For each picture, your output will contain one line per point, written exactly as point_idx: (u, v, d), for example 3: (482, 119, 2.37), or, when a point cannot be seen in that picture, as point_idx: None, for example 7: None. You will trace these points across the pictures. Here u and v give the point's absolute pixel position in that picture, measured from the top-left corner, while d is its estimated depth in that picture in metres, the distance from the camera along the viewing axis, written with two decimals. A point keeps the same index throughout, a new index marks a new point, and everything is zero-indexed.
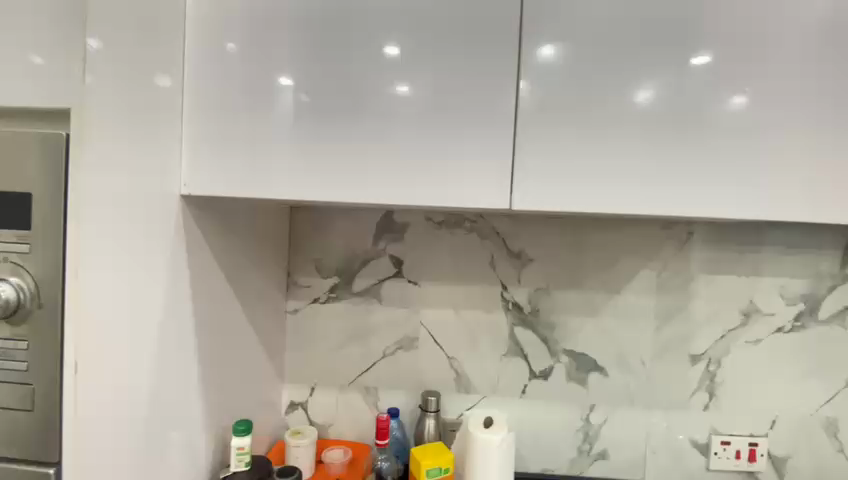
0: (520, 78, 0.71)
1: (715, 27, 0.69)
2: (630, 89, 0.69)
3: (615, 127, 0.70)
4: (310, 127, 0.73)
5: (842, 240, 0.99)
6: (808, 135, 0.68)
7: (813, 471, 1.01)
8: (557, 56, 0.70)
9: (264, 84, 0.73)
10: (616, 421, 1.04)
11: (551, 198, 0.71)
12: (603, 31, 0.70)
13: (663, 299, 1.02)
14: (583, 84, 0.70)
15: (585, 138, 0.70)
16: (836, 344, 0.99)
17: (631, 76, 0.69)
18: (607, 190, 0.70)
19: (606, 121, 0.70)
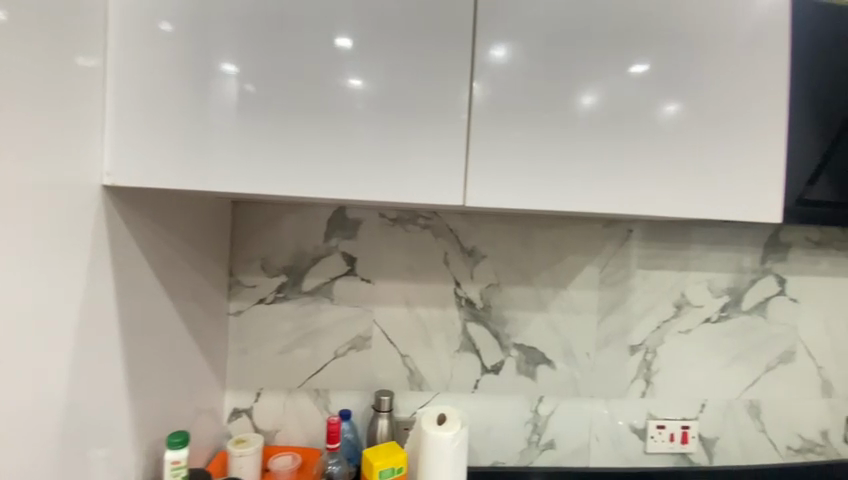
0: (473, 79, 0.69)
1: (658, 37, 0.71)
2: (575, 94, 0.70)
3: (564, 128, 0.70)
4: (254, 117, 0.67)
5: (760, 239, 1.09)
6: (738, 141, 0.73)
7: (735, 448, 1.10)
8: (509, 57, 0.70)
9: (204, 68, 0.66)
10: (563, 411, 1.07)
11: (506, 194, 0.70)
12: (556, 36, 0.70)
13: (605, 293, 1.06)
14: (534, 88, 0.70)
15: (536, 138, 0.70)
16: (755, 332, 1.09)
17: (578, 82, 0.70)
18: (559, 188, 0.71)
19: (556, 126, 0.70)
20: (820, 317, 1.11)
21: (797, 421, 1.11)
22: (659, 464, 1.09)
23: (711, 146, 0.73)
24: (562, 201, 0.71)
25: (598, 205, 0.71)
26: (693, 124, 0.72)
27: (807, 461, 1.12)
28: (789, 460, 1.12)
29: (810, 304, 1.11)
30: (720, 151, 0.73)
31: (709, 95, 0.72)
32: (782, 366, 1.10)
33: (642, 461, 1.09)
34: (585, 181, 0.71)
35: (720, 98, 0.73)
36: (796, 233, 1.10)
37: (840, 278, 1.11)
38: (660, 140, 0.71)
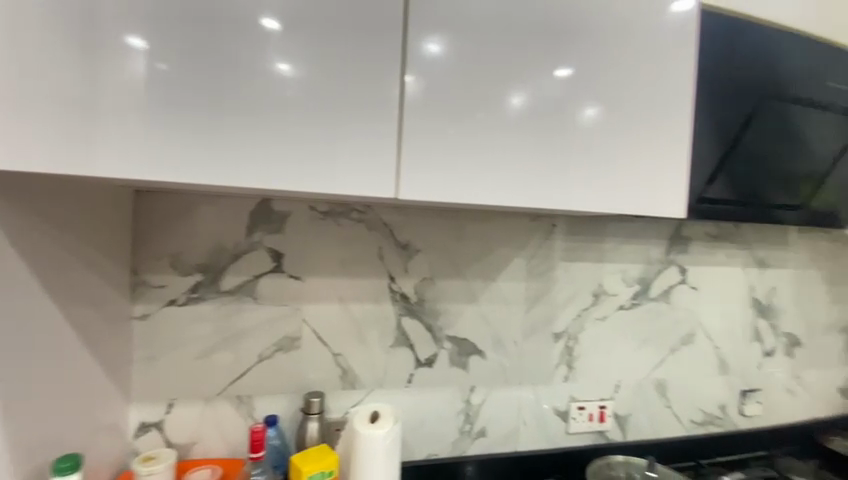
0: (405, 73, 0.66)
1: (582, 41, 0.74)
2: (504, 95, 0.70)
3: (495, 127, 0.70)
4: (164, 95, 0.58)
5: (665, 234, 1.20)
6: (656, 140, 0.78)
7: (645, 423, 1.20)
8: (443, 52, 0.68)
9: (103, 38, 0.56)
10: (493, 399, 1.09)
11: (443, 184, 0.68)
12: (489, 34, 0.70)
13: (533, 285, 1.10)
14: (466, 86, 0.69)
15: (467, 136, 0.69)
16: (660, 317, 1.21)
17: (506, 83, 0.70)
18: (493, 181, 0.70)
19: (487, 126, 0.70)
20: (713, 302, 1.26)
21: (695, 395, 1.25)
22: (580, 443, 1.15)
23: (629, 148, 0.76)
24: (495, 196, 0.70)
25: (530, 198, 0.72)
26: (613, 126, 0.75)
27: (703, 431, 1.26)
28: (689, 431, 1.25)
29: (705, 291, 1.25)
30: (640, 153, 0.77)
31: (628, 101, 0.76)
32: (684, 347, 1.23)
33: (564, 441, 1.14)
34: (515, 175, 0.71)
35: (639, 104, 0.77)
36: (696, 227, 1.23)
37: (729, 267, 1.27)
38: (585, 141, 0.74)
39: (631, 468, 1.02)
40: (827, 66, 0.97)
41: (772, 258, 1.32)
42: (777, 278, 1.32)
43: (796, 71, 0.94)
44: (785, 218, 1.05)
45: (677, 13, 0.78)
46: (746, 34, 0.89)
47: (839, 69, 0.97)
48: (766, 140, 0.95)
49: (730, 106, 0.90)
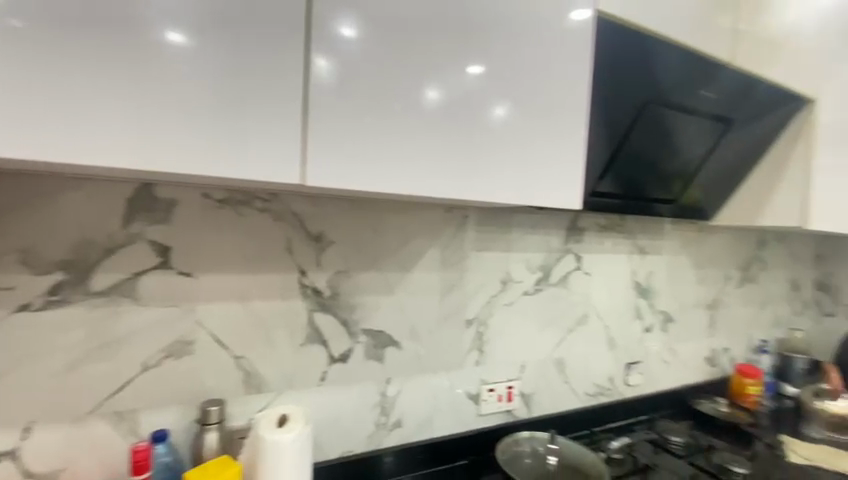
0: (314, 53, 0.61)
1: (494, 38, 0.75)
2: (419, 87, 0.69)
3: (410, 120, 0.68)
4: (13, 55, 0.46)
5: (564, 225, 1.31)
6: (561, 135, 0.82)
7: (547, 398, 1.30)
8: (356, 36, 0.64)
9: None
10: (408, 389, 1.09)
11: (357, 171, 0.65)
12: (405, 21, 0.67)
13: (446, 274, 1.12)
14: (382, 73, 0.66)
15: (381, 127, 0.66)
16: (560, 301, 1.31)
17: (421, 75, 0.69)
18: (407, 171, 0.69)
19: (402, 116, 0.68)
20: (602, 286, 1.40)
21: (588, 370, 1.39)
22: (490, 423, 1.21)
23: (537, 143, 0.80)
24: (404, 184, 0.69)
25: (446, 193, 0.72)
26: (521, 125, 0.78)
27: (595, 401, 1.40)
28: (584, 403, 1.38)
29: (596, 276, 1.39)
30: (544, 149, 0.81)
31: (535, 102, 0.79)
32: (579, 327, 1.36)
33: (476, 423, 1.19)
34: (428, 166, 0.70)
35: (545, 104, 0.80)
36: (590, 219, 1.36)
37: (615, 254, 1.43)
38: (496, 138, 0.76)
39: (535, 443, 1.09)
40: (709, 77, 1.03)
41: (650, 246, 1.51)
42: (654, 263, 1.52)
43: (681, 81, 1.01)
44: (659, 209, 1.26)
45: (576, 22, 0.82)
46: (643, 45, 0.91)
47: (719, 81, 1.04)
48: (649, 141, 1.08)
49: (621, 112, 0.98)
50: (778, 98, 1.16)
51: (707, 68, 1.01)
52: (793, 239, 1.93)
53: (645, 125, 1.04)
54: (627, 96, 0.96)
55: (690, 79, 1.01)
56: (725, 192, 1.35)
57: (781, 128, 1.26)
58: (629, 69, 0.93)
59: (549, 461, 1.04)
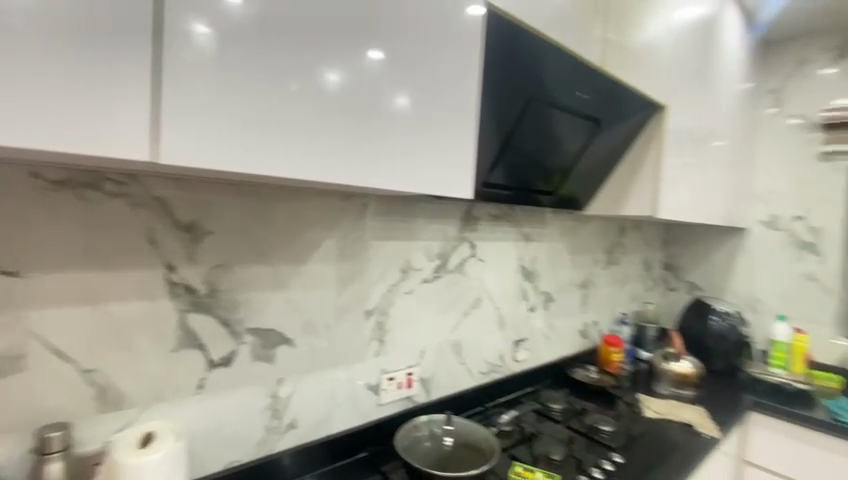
0: (194, 19, 0.51)
1: (395, 22, 0.72)
2: (318, 69, 0.62)
3: (306, 105, 0.62)
4: None
5: (460, 214, 1.35)
6: (455, 127, 0.83)
7: (445, 380, 1.35)
8: (246, 7, 0.55)
9: None
10: (303, 386, 1.03)
11: (238, 151, 0.55)
12: None
13: (343, 265, 1.07)
14: (277, 49, 0.58)
15: (276, 110, 0.58)
16: (457, 287, 1.36)
17: (321, 57, 0.62)
18: (300, 153, 0.61)
19: (298, 98, 0.61)
20: (494, 271, 1.49)
21: (482, 350, 1.47)
22: (390, 411, 1.21)
23: (432, 136, 0.79)
24: (287, 161, 0.60)
25: (334, 175, 0.66)
26: (420, 114, 0.77)
27: (488, 379, 1.50)
28: (478, 381, 1.46)
29: (489, 262, 1.47)
30: (439, 139, 0.80)
31: (433, 94, 0.79)
32: (474, 310, 1.43)
33: (376, 413, 1.17)
34: (327, 155, 0.64)
35: (441, 93, 0.80)
36: (483, 208, 1.43)
37: (505, 241, 1.52)
38: (397, 128, 0.73)
39: (432, 425, 1.11)
40: (586, 81, 1.13)
41: (534, 234, 1.65)
42: (538, 248, 1.66)
43: (562, 83, 1.09)
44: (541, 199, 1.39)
45: (472, 19, 0.83)
46: (531, 46, 0.96)
47: (593, 85, 1.16)
48: (532, 136, 1.17)
49: (508, 108, 1.04)
50: (640, 105, 1.32)
51: (585, 72, 1.11)
52: (646, 226, 2.28)
53: (529, 121, 1.12)
54: (514, 93, 1.02)
55: (570, 81, 1.10)
56: (594, 186, 1.53)
57: (639, 131, 1.45)
58: (518, 67, 0.98)
59: (446, 442, 1.07)
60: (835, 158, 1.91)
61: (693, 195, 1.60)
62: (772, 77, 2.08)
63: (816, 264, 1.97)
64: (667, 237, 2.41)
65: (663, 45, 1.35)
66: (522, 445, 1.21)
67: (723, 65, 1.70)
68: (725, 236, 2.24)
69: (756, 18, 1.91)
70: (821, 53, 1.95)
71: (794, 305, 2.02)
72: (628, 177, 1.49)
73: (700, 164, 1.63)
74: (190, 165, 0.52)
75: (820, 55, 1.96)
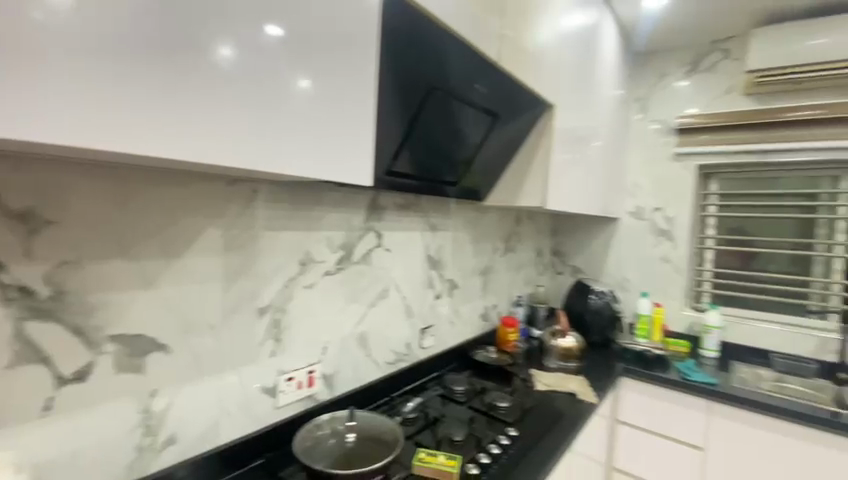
0: None
1: None
2: (207, 38, 0.54)
3: (194, 81, 0.54)
4: None
5: (364, 204, 1.31)
6: (354, 111, 0.79)
7: (350, 375, 1.32)
8: None
9: None
10: (184, 396, 0.92)
11: (94, 117, 0.45)
12: None
13: (230, 259, 0.97)
14: (156, 11, 0.49)
15: (156, 82, 0.50)
16: (362, 278, 1.33)
17: (211, 24, 0.54)
18: (171, 127, 0.52)
19: (185, 69, 0.52)
20: (400, 261, 1.49)
21: (389, 340, 1.46)
22: (288, 413, 1.14)
23: (334, 121, 0.75)
24: (168, 142, 0.52)
25: (214, 157, 0.57)
26: (323, 98, 0.73)
27: (395, 368, 1.50)
28: (384, 372, 1.46)
29: (395, 252, 1.46)
30: (341, 125, 0.76)
31: (337, 78, 0.75)
32: (380, 301, 1.41)
33: (273, 416, 1.10)
34: (219, 138, 0.58)
35: (339, 74, 0.75)
36: (388, 198, 1.41)
37: (411, 230, 1.53)
38: (299, 113, 0.68)
39: (335, 423, 1.09)
40: (483, 76, 1.18)
41: (440, 223, 1.68)
42: (443, 237, 1.70)
43: (461, 76, 1.12)
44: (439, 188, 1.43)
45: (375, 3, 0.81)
46: (431, 37, 0.96)
47: (489, 80, 1.21)
48: (432, 127, 1.21)
49: (408, 98, 1.05)
50: (533, 102, 1.41)
51: (482, 67, 1.15)
52: (539, 215, 2.48)
53: (429, 111, 1.15)
54: (414, 83, 1.03)
55: (468, 74, 1.14)
56: (490, 176, 1.62)
57: (532, 125, 1.53)
58: (418, 57, 0.98)
59: (347, 439, 1.05)
60: (684, 158, 2.26)
61: (576, 188, 1.77)
62: (639, 87, 2.40)
63: (671, 249, 2.31)
64: (557, 225, 2.67)
65: (552, 48, 1.45)
66: (425, 432, 1.24)
67: (602, 72, 1.90)
68: (603, 224, 2.53)
69: (630, 32, 2.15)
70: (677, 68, 2.28)
71: (654, 283, 2.36)
72: (521, 170, 1.59)
73: (582, 160, 1.80)
74: (19, 135, 0.40)
75: (676, 69, 2.29)
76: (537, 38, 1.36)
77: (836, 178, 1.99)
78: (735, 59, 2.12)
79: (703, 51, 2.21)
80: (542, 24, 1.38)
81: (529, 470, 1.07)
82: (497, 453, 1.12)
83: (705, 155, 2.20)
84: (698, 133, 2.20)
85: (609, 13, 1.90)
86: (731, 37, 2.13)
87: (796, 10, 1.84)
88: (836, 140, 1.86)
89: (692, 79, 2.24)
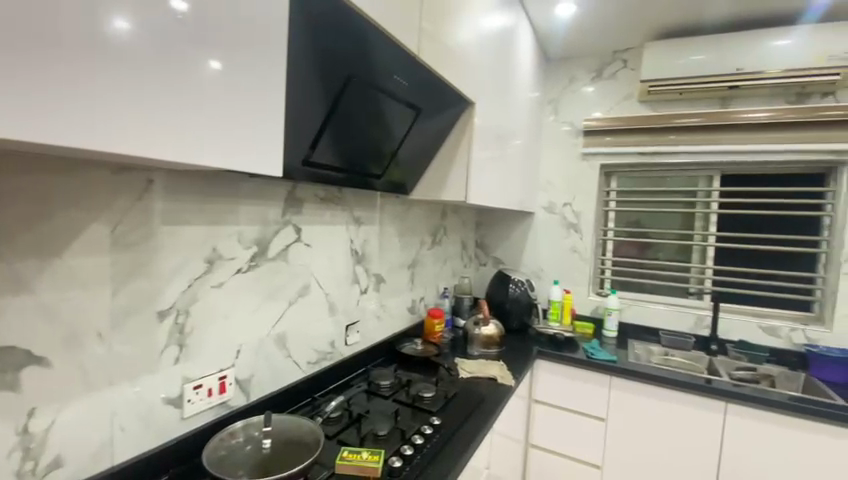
0: None
1: None
2: (96, 6, 0.48)
3: (84, 53, 0.47)
4: None
5: (281, 196, 1.25)
6: (266, 97, 0.74)
7: (267, 377, 1.25)
8: None
9: None
10: (70, 413, 0.80)
11: None
12: None
13: (121, 258, 0.86)
14: None
15: (34, 49, 0.43)
16: (279, 275, 1.26)
17: None
18: (52, 101, 0.45)
19: (69, 37, 0.46)
20: (322, 256, 1.44)
21: (310, 339, 1.41)
22: (197, 424, 1.05)
23: (248, 107, 0.71)
24: (53, 121, 0.46)
25: (107, 137, 0.51)
26: (236, 81, 0.68)
27: (317, 367, 1.46)
28: (306, 372, 1.41)
29: (316, 247, 1.41)
30: (253, 112, 0.72)
31: (251, 62, 0.70)
32: (300, 299, 1.35)
33: (180, 428, 1.01)
34: (115, 122, 0.51)
35: (251, 58, 0.70)
36: (307, 191, 1.35)
37: (333, 224, 1.48)
38: (208, 97, 0.63)
39: (250, 429, 1.04)
40: (404, 68, 1.17)
41: (365, 217, 1.65)
42: (368, 231, 1.68)
43: (380, 66, 1.11)
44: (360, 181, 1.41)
45: None
46: (349, 24, 0.93)
47: (410, 75, 1.21)
48: (352, 117, 1.18)
49: (324, 85, 1.01)
50: (454, 99, 1.44)
51: (403, 60, 1.14)
52: (463, 209, 2.55)
53: (348, 101, 1.12)
54: (330, 71, 0.99)
55: (388, 66, 1.12)
56: (414, 171, 1.63)
57: (454, 120, 1.56)
58: (334, 44, 0.94)
59: (264, 444, 0.99)
60: (591, 157, 2.47)
61: (496, 183, 1.85)
62: (552, 90, 2.57)
63: (580, 240, 2.52)
64: (480, 219, 2.79)
65: (474, 48, 1.49)
66: (349, 430, 1.22)
67: (519, 74, 2.00)
68: (521, 218, 2.68)
69: (544, 38, 2.29)
70: (584, 74, 2.48)
71: (566, 272, 2.56)
72: (444, 165, 1.62)
73: (502, 156, 1.89)
74: None
75: (583, 75, 2.48)
76: (459, 37, 1.39)
77: (709, 178, 2.31)
78: (632, 69, 2.36)
79: (606, 60, 2.43)
80: (464, 22, 1.41)
81: (451, 456, 1.11)
82: (420, 442, 1.13)
83: (608, 154, 2.42)
84: (602, 135, 2.41)
85: (525, 17, 1.99)
86: (629, 49, 2.36)
87: (680, 28, 2.09)
88: (709, 145, 2.15)
89: (597, 85, 2.45)
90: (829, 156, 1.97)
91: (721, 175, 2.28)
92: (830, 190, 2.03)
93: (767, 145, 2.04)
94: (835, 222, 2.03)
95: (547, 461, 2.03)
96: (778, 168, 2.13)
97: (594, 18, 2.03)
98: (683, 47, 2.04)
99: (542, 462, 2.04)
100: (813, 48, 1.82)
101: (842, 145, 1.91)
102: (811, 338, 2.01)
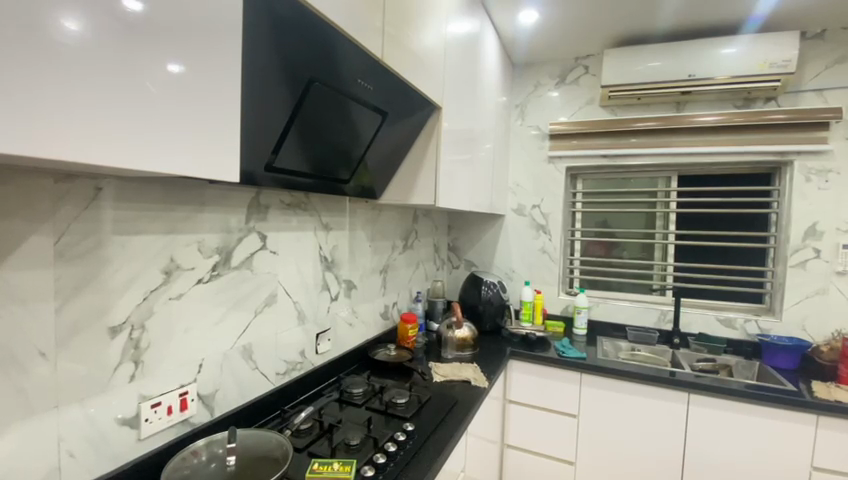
0: None
1: None
2: (37, 4, 0.45)
3: (18, 54, 0.44)
4: None
5: (243, 203, 1.21)
6: (219, 101, 0.71)
7: (233, 390, 1.20)
8: None
9: None
10: (8, 441, 0.74)
11: None
12: None
13: (67, 271, 0.81)
14: None
15: None
16: (244, 283, 1.23)
17: None
18: None
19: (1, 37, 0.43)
20: (289, 263, 1.40)
21: (279, 349, 1.37)
22: (156, 445, 0.99)
23: (207, 112, 0.69)
24: None
25: (47, 142, 0.48)
26: (195, 87, 0.66)
27: (287, 378, 1.42)
28: (274, 383, 1.36)
29: (283, 254, 1.37)
30: (206, 116, 0.69)
31: (210, 65, 0.69)
32: (267, 308, 1.31)
33: (136, 451, 0.95)
34: (55, 128, 0.49)
35: (206, 60, 0.68)
36: (272, 195, 1.32)
37: (301, 230, 1.45)
38: (162, 101, 0.61)
39: (213, 447, 0.99)
40: (369, 72, 1.17)
41: (334, 223, 1.63)
42: (338, 237, 1.65)
43: (345, 68, 1.09)
44: (324, 184, 1.39)
45: None
46: (308, 24, 0.91)
47: (376, 77, 1.21)
48: (318, 120, 1.16)
49: (286, 87, 0.98)
50: (422, 103, 1.45)
51: (368, 63, 1.14)
52: (435, 213, 2.57)
53: (312, 102, 1.09)
54: (292, 72, 0.96)
55: (353, 69, 1.11)
56: (384, 174, 1.62)
57: (422, 124, 1.57)
58: (294, 45, 0.92)
59: (229, 461, 0.95)
60: (557, 161, 2.54)
61: (465, 185, 1.86)
62: (518, 95, 2.63)
63: (548, 242, 2.57)
64: (452, 223, 2.81)
65: (438, 51, 1.50)
66: (320, 441, 1.18)
67: (486, 77, 2.03)
68: (492, 220, 2.72)
69: (510, 45, 2.35)
70: (548, 79, 2.55)
71: (536, 273, 2.61)
72: (413, 169, 1.62)
73: (470, 159, 1.90)
74: None
75: (548, 80, 2.55)
76: (423, 41, 1.39)
77: (667, 179, 2.42)
78: (593, 74, 2.44)
79: (569, 66, 2.50)
80: (427, 27, 1.42)
81: (424, 462, 1.10)
82: (393, 450, 1.12)
83: (573, 157, 2.49)
84: (567, 138, 2.48)
85: (490, 23, 2.03)
86: (590, 56, 2.45)
87: (636, 36, 2.18)
88: (666, 147, 2.26)
89: (561, 90, 2.52)
90: (773, 156, 2.09)
91: (678, 176, 2.39)
92: (775, 188, 2.16)
93: (718, 146, 2.16)
94: (780, 217, 2.16)
95: (522, 460, 2.05)
96: (729, 168, 2.25)
97: (557, 24, 2.08)
98: (639, 54, 2.13)
99: (518, 462, 2.06)
100: (754, 56, 1.94)
101: (785, 146, 2.03)
102: (762, 328, 2.13)
